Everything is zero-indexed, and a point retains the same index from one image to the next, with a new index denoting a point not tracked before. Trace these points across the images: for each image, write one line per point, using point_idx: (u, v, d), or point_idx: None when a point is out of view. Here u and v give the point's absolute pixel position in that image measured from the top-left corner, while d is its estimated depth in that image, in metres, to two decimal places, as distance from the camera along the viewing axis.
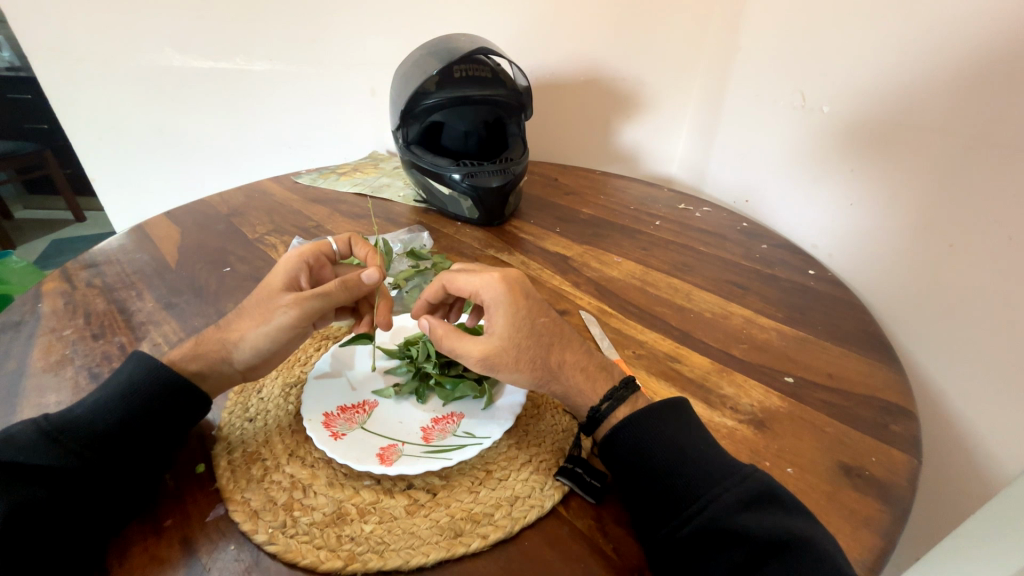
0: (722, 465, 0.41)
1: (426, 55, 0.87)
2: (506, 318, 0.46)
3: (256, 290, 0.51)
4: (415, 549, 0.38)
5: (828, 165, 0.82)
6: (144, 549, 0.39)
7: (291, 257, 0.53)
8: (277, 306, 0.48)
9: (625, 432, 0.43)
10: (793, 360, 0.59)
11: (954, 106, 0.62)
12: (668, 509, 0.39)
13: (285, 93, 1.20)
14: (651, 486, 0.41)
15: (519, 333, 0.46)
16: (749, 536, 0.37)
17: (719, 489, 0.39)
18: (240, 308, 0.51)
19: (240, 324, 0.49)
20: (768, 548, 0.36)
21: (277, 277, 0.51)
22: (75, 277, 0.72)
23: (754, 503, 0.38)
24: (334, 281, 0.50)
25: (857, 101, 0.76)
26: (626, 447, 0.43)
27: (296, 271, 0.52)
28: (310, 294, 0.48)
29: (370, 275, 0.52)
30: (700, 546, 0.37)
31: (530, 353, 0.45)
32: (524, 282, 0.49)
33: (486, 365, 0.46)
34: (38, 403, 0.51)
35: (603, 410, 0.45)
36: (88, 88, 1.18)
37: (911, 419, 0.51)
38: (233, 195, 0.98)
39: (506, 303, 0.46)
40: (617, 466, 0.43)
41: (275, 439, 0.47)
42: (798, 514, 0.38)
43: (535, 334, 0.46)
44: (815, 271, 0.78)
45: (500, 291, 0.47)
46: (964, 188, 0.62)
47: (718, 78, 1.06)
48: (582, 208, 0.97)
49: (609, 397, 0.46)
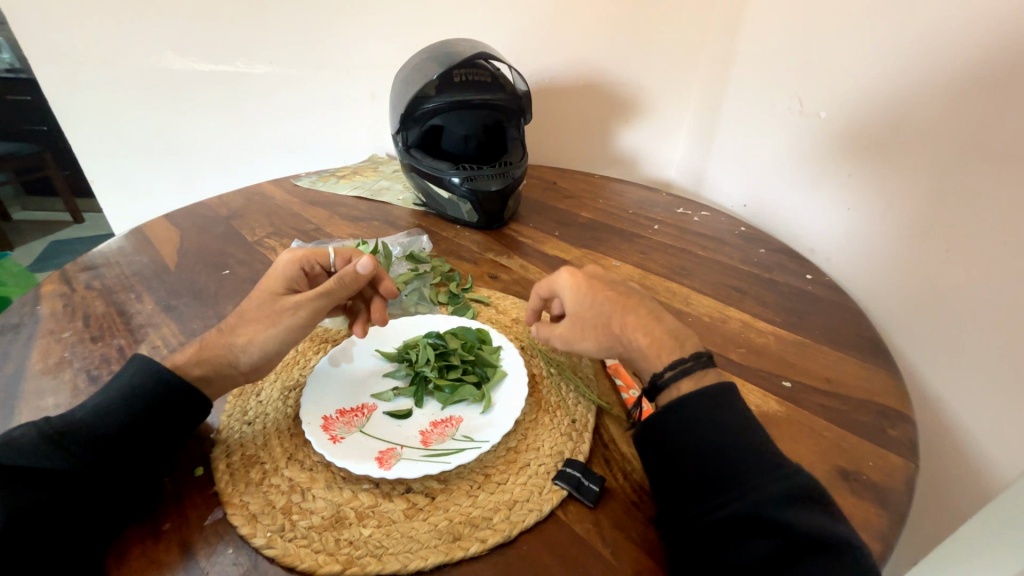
0: (771, 458, 0.40)
1: (426, 60, 0.88)
2: (573, 297, 0.53)
3: (255, 294, 0.52)
4: (414, 553, 0.39)
5: (825, 172, 0.83)
6: (142, 552, 0.39)
7: (286, 261, 0.54)
8: (284, 309, 0.51)
9: (684, 412, 0.43)
10: (791, 364, 0.60)
11: (950, 111, 0.63)
12: (710, 492, 0.40)
13: (285, 97, 1.20)
14: (697, 465, 0.41)
15: (582, 310, 0.52)
16: (784, 529, 0.36)
17: (762, 481, 0.39)
18: (239, 313, 0.51)
19: (244, 329, 0.50)
20: (801, 544, 0.36)
21: (275, 283, 0.53)
22: (75, 279, 0.72)
23: (798, 500, 0.38)
24: (332, 279, 0.53)
25: (854, 106, 0.77)
26: (682, 424, 0.43)
27: (294, 274, 0.54)
28: (315, 294, 0.51)
29: (365, 265, 0.53)
30: (733, 531, 0.37)
31: (593, 325, 0.51)
32: (592, 271, 0.55)
33: (568, 342, 0.53)
34: (37, 405, 0.51)
35: (664, 379, 0.46)
36: (90, 89, 1.19)
37: (908, 423, 0.52)
38: (232, 197, 0.99)
39: (568, 287, 0.53)
40: (662, 446, 0.43)
41: (274, 442, 0.47)
42: (832, 515, 0.38)
43: (596, 308, 0.51)
44: (813, 275, 0.78)
45: (567, 279, 0.54)
46: (961, 194, 0.62)
47: (716, 83, 1.06)
48: (581, 212, 0.97)
49: (674, 366, 0.46)
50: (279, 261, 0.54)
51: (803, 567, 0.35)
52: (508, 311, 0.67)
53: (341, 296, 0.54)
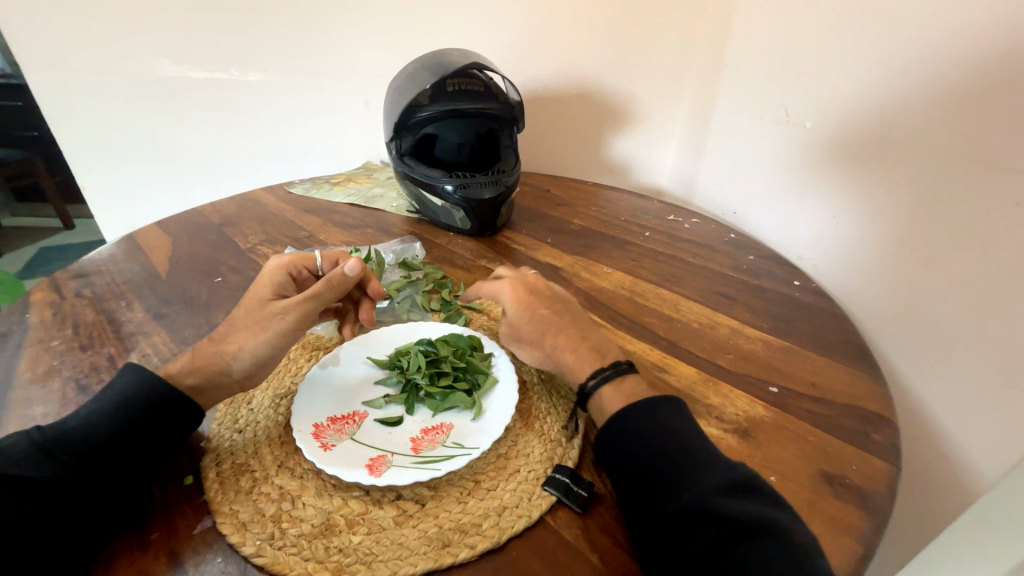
0: (710, 455, 0.42)
1: (420, 69, 0.89)
2: (512, 310, 0.56)
3: (243, 301, 0.53)
4: (403, 560, 0.39)
5: (812, 180, 0.84)
6: (131, 562, 0.39)
7: (274, 268, 0.56)
8: (272, 314, 0.52)
9: (621, 417, 0.45)
10: (778, 370, 0.60)
11: (929, 123, 0.65)
12: (657, 489, 0.40)
13: (279, 105, 1.20)
14: (638, 466, 0.42)
15: (521, 320, 0.56)
16: (728, 517, 0.37)
17: (705, 475, 0.40)
18: (230, 321, 0.52)
19: (234, 337, 0.51)
20: (744, 531, 0.37)
21: (263, 289, 0.54)
22: (65, 287, 0.72)
23: (736, 491, 0.39)
24: (319, 282, 0.54)
25: (838, 116, 0.78)
26: (623, 428, 0.44)
27: (281, 279, 0.55)
28: (303, 297, 0.53)
29: (352, 267, 0.56)
30: (682, 525, 0.38)
31: (529, 336, 0.55)
32: (535, 284, 0.58)
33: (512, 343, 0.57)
34: (25, 414, 0.51)
35: (589, 387, 0.49)
36: (83, 97, 1.19)
37: (891, 427, 0.52)
38: (225, 204, 0.99)
39: (511, 297, 0.57)
40: (611, 450, 0.44)
41: (265, 450, 0.47)
42: (777, 506, 0.39)
43: (533, 321, 0.55)
44: (800, 281, 0.79)
45: (508, 292, 0.58)
46: (942, 202, 0.64)
47: (706, 92, 1.08)
48: (572, 219, 0.98)
49: (595, 375, 0.49)
50: (268, 269, 0.56)
51: (747, 551, 0.36)
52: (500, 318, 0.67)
53: (328, 298, 0.55)
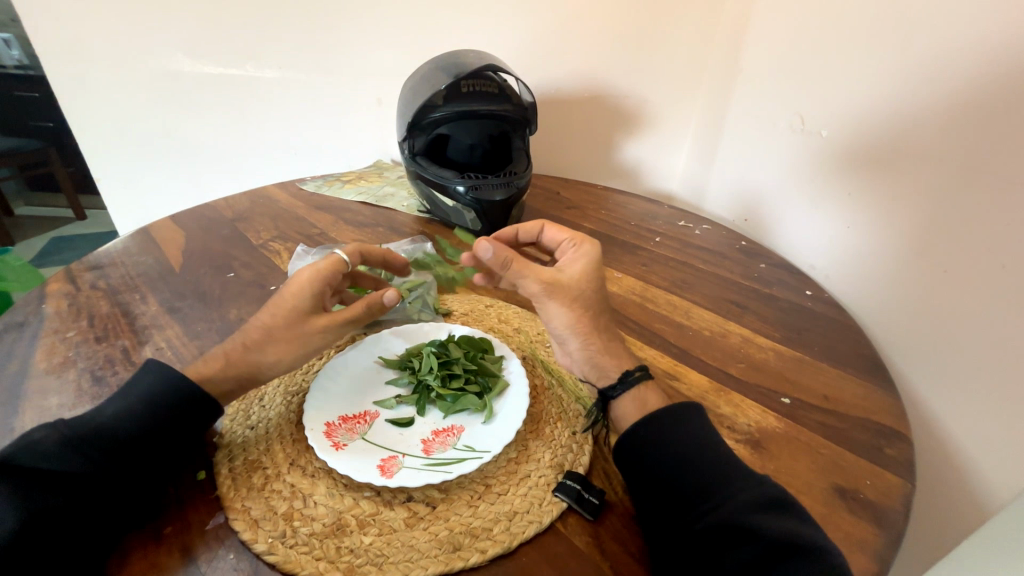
0: (741, 470, 0.42)
1: (434, 70, 0.89)
2: (584, 268, 0.54)
3: (278, 311, 0.51)
4: (415, 562, 0.39)
5: (825, 189, 0.84)
6: (143, 556, 0.39)
7: (311, 276, 0.52)
8: (313, 334, 0.51)
9: (648, 427, 0.45)
10: (790, 381, 0.60)
11: (949, 134, 0.64)
12: (685, 503, 0.41)
13: (293, 101, 1.21)
14: (670, 479, 0.42)
15: (582, 287, 0.52)
16: (763, 535, 0.37)
17: (737, 490, 0.40)
18: (265, 329, 0.50)
19: (273, 349, 0.50)
20: (779, 549, 0.37)
21: (301, 300, 0.51)
22: (80, 279, 0.72)
23: (768, 508, 0.39)
24: (362, 307, 0.54)
25: (854, 125, 0.77)
26: (656, 439, 0.44)
27: (319, 291, 0.52)
28: (345, 321, 0.52)
29: (393, 300, 0.55)
30: (715, 540, 0.38)
31: (583, 302, 0.52)
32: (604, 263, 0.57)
33: (547, 287, 0.51)
34: (40, 405, 0.51)
35: (634, 376, 0.49)
36: (99, 88, 1.20)
37: (906, 443, 0.52)
38: (238, 200, 0.99)
39: (587, 264, 0.54)
40: (635, 458, 0.44)
41: (276, 448, 0.47)
42: (809, 522, 0.40)
43: (594, 293, 0.53)
44: (812, 291, 0.79)
45: (591, 252, 0.55)
46: (959, 216, 0.63)
47: (719, 100, 1.07)
48: (583, 222, 0.98)
49: (641, 368, 0.50)
50: (305, 273, 0.52)
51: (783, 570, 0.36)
52: (510, 321, 0.67)
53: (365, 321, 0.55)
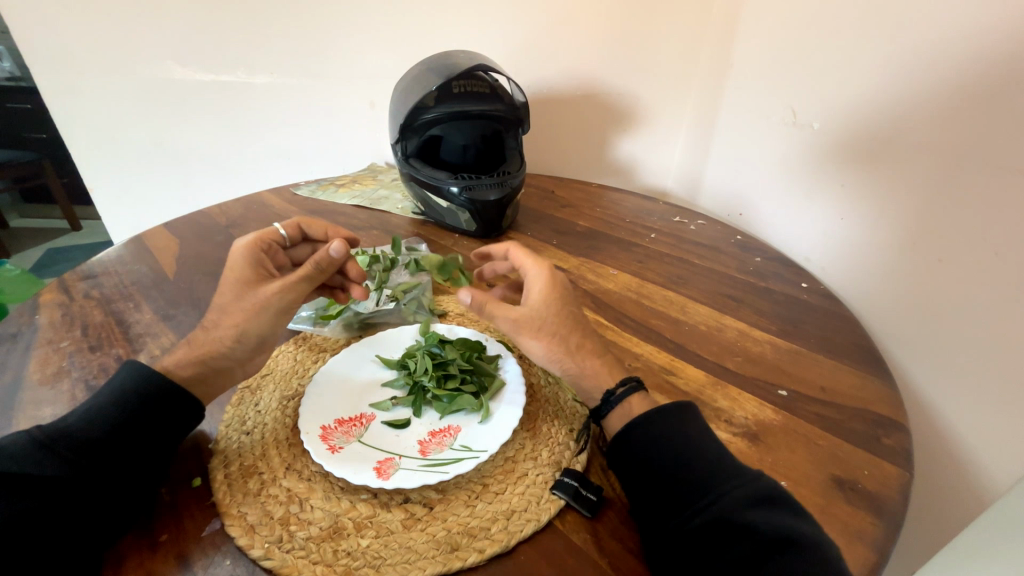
0: (737, 466, 0.42)
1: (425, 71, 0.89)
2: (541, 292, 0.54)
3: (228, 287, 0.53)
4: (412, 563, 0.39)
5: (818, 182, 0.84)
6: (139, 563, 0.39)
7: (243, 249, 0.56)
8: (267, 296, 0.52)
9: (642, 427, 0.45)
10: (787, 373, 0.60)
11: (942, 120, 0.64)
12: (684, 502, 0.41)
13: (285, 107, 1.21)
14: (669, 478, 0.42)
15: (547, 309, 0.53)
16: (762, 531, 0.38)
17: (734, 486, 0.40)
18: (218, 306, 0.52)
19: (229, 321, 0.51)
20: (781, 544, 0.37)
21: (242, 271, 0.54)
22: (74, 288, 0.72)
23: (765, 503, 0.39)
24: (308, 263, 0.56)
25: (846, 116, 0.78)
26: (651, 440, 0.44)
27: (256, 261, 0.56)
28: (295, 278, 0.54)
29: (338, 249, 0.56)
30: (713, 538, 0.38)
31: (553, 325, 0.52)
32: (564, 278, 0.56)
33: (515, 326, 0.53)
34: (34, 415, 0.51)
35: (619, 393, 0.48)
36: (92, 97, 1.20)
37: (903, 433, 0.52)
38: (231, 207, 0.99)
39: (544, 282, 0.54)
40: (632, 459, 0.44)
41: (272, 452, 0.47)
42: (805, 515, 0.39)
43: (562, 313, 0.53)
44: (808, 284, 0.79)
45: (541, 271, 0.56)
46: (953, 204, 0.63)
47: (711, 94, 1.07)
48: (578, 221, 0.98)
49: (625, 383, 0.49)
50: (236, 251, 0.56)
51: (784, 565, 0.36)
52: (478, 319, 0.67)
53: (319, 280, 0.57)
